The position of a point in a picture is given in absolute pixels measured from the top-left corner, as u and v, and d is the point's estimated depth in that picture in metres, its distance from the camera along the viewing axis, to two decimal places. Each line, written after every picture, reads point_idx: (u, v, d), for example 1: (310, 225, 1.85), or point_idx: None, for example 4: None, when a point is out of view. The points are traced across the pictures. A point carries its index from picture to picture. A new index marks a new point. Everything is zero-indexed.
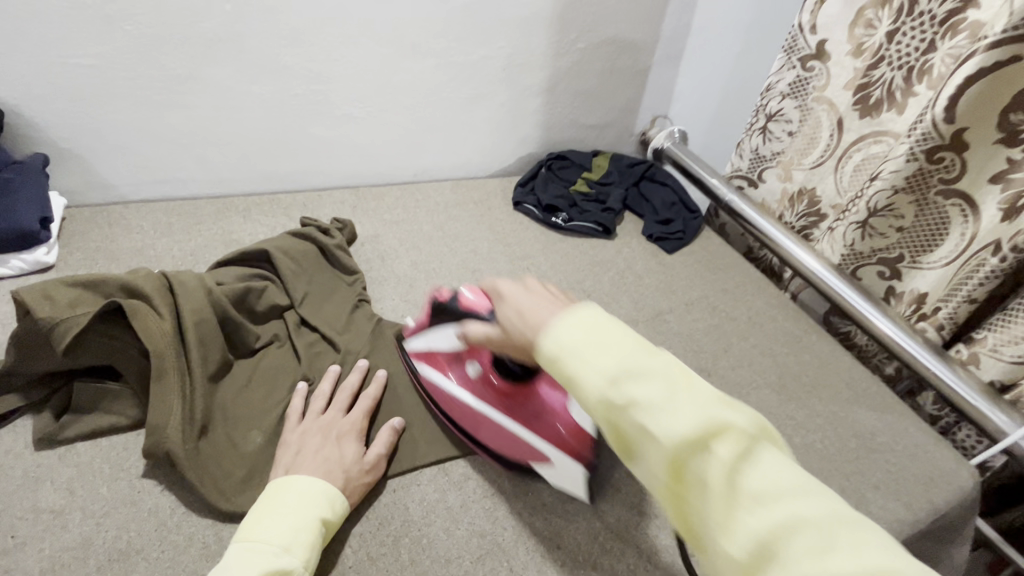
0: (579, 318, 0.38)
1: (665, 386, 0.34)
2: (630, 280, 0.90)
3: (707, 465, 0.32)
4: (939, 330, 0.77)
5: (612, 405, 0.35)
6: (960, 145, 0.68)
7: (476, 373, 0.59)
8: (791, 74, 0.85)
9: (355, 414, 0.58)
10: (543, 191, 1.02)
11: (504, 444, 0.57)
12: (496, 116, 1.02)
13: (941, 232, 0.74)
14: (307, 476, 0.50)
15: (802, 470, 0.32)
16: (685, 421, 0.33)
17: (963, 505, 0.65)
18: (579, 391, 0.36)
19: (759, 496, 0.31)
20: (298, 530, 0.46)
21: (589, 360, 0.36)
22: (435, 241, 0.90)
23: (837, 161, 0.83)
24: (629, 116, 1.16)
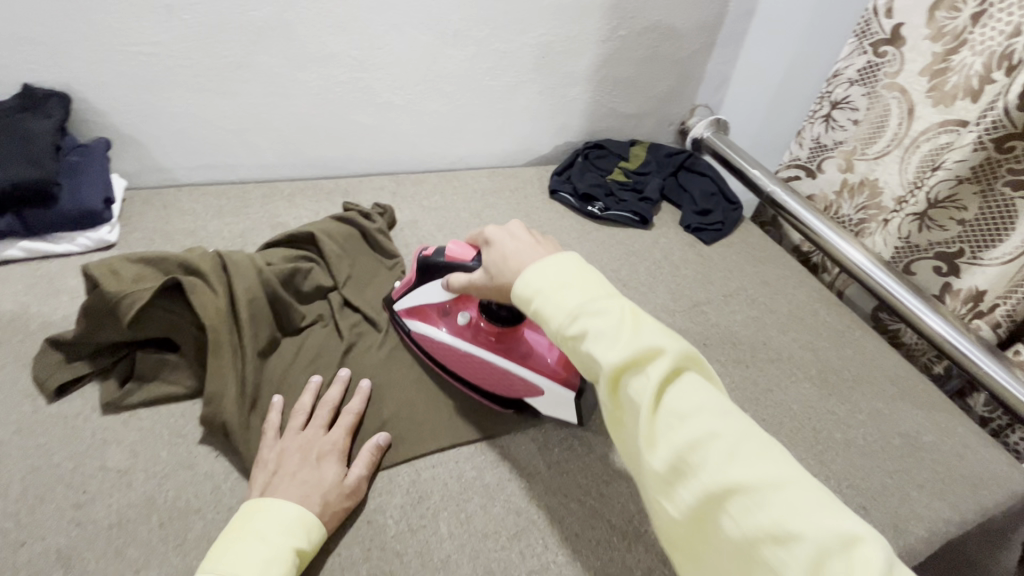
0: (549, 267, 0.46)
1: (613, 322, 0.41)
2: (666, 270, 0.89)
3: (641, 388, 0.38)
4: (995, 328, 0.75)
5: (569, 336, 0.42)
6: None
7: (465, 321, 0.62)
8: (862, 60, 0.83)
9: (337, 432, 0.56)
10: (580, 180, 1.01)
11: (497, 380, 0.61)
12: (534, 104, 1.02)
13: (1006, 225, 0.71)
14: (283, 498, 0.48)
15: (725, 401, 0.38)
16: (625, 349, 0.39)
17: (1014, 508, 0.63)
18: (547, 328, 0.44)
19: (680, 417, 0.37)
20: (269, 564, 0.43)
21: (555, 300, 0.44)
22: (471, 227, 0.91)
23: (903, 151, 0.80)
24: (668, 105, 1.14)
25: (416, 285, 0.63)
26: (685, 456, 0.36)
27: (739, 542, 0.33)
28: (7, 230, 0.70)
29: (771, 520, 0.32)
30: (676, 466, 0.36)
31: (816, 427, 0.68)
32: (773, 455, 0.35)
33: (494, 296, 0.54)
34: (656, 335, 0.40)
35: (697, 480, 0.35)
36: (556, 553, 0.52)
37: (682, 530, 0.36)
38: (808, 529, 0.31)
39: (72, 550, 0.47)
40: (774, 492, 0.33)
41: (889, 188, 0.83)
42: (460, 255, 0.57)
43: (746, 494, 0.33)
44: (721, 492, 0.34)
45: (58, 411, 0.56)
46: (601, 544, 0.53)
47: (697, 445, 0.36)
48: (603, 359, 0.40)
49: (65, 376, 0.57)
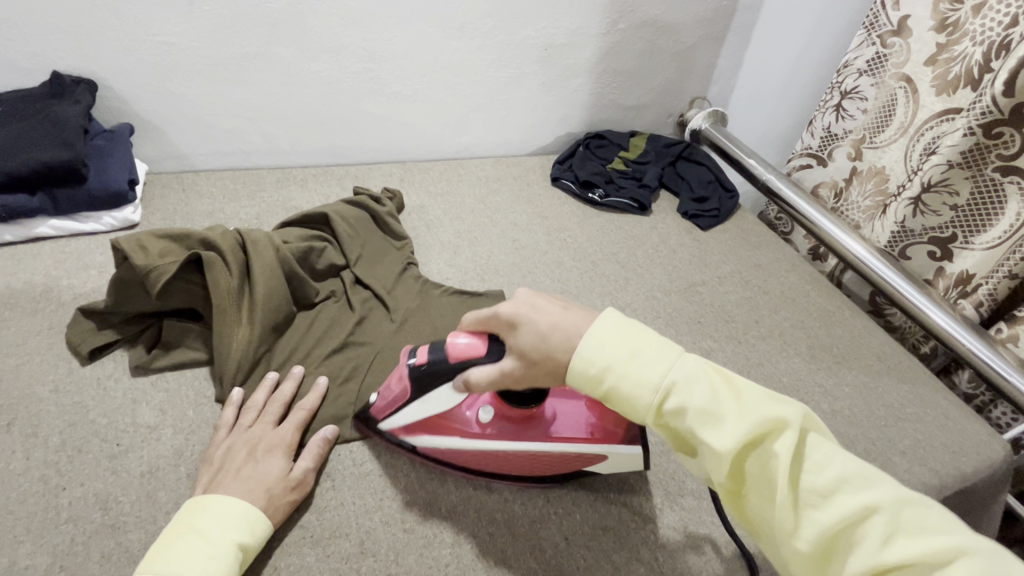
0: (619, 334, 0.43)
1: (714, 394, 0.41)
2: (663, 253, 0.92)
3: (769, 465, 0.39)
4: (978, 308, 0.78)
5: (670, 414, 0.41)
6: (1020, 120, 0.68)
7: (489, 417, 0.54)
8: (870, 51, 0.84)
9: (286, 427, 0.56)
10: (581, 168, 1.05)
11: (554, 464, 0.54)
12: (537, 96, 1.06)
13: (996, 210, 0.73)
14: (224, 495, 0.48)
15: (856, 463, 0.38)
16: (741, 427, 0.39)
17: (991, 474, 0.67)
18: (636, 406, 0.42)
19: (817, 492, 0.38)
20: (211, 559, 0.43)
21: (643, 376, 0.42)
22: (476, 212, 0.95)
23: (909, 139, 0.81)
24: (668, 98, 1.18)
25: (414, 400, 0.53)
26: (838, 536, 0.36)
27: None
28: (39, 208, 0.74)
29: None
30: (825, 544, 0.36)
31: (804, 398, 0.71)
32: (929, 519, 0.36)
33: (540, 380, 0.47)
34: (767, 404, 0.40)
35: (857, 560, 0.35)
36: (556, 506, 0.56)
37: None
38: None
39: (109, 494, 0.51)
40: (942, 563, 0.34)
41: (895, 174, 0.84)
42: (468, 351, 0.48)
43: (915, 567, 0.34)
44: (887, 569, 0.35)
45: (91, 373, 0.60)
46: (598, 499, 0.57)
47: (846, 521, 0.36)
48: (720, 439, 0.40)
49: (96, 341, 0.60)
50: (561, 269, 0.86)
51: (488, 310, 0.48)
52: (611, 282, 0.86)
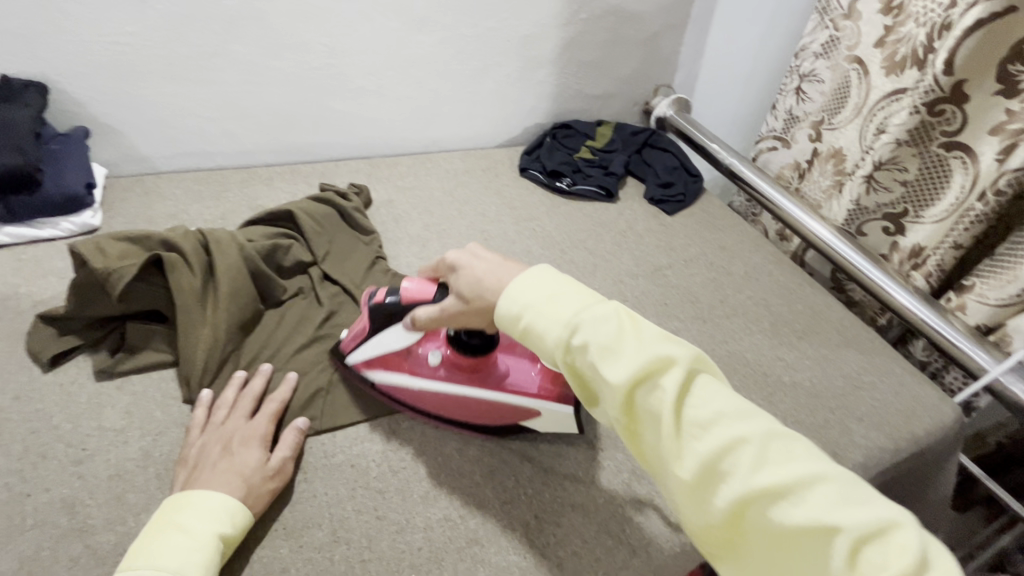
0: (538, 280, 0.48)
1: (617, 332, 0.44)
2: (630, 239, 0.94)
3: (659, 399, 0.42)
4: (927, 279, 0.81)
5: (571, 350, 0.45)
6: (960, 97, 0.71)
7: (438, 359, 0.60)
8: (825, 34, 0.86)
9: (259, 419, 0.56)
10: (548, 158, 1.06)
11: (490, 411, 0.59)
12: (503, 87, 1.06)
13: (943, 183, 0.76)
14: (202, 489, 0.49)
15: (740, 401, 0.42)
16: (636, 362, 0.43)
17: (942, 434, 0.70)
18: (543, 343, 0.46)
19: (701, 424, 0.41)
20: (190, 551, 0.44)
21: (550, 314, 0.46)
22: (445, 205, 0.95)
23: (862, 119, 0.82)
24: (633, 86, 1.19)
25: (373, 333, 0.59)
26: (714, 464, 0.40)
27: (781, 540, 0.38)
28: None
29: (810, 517, 0.37)
30: (704, 471, 0.40)
31: (766, 371, 0.74)
32: (796, 449, 0.40)
33: (473, 322, 0.53)
34: (659, 342, 0.44)
35: (731, 486, 0.39)
36: (526, 486, 0.57)
37: (720, 534, 0.40)
38: (845, 522, 0.36)
39: (76, 498, 0.50)
40: (805, 486, 0.37)
41: (851, 154, 0.85)
42: (421, 293, 0.56)
43: (780, 492, 0.38)
44: (756, 496, 0.38)
45: (53, 379, 0.59)
46: (567, 477, 0.58)
47: (724, 449, 0.40)
48: (614, 372, 0.43)
49: (57, 348, 0.60)
50: (530, 258, 0.88)
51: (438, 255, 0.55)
52: (579, 268, 0.87)
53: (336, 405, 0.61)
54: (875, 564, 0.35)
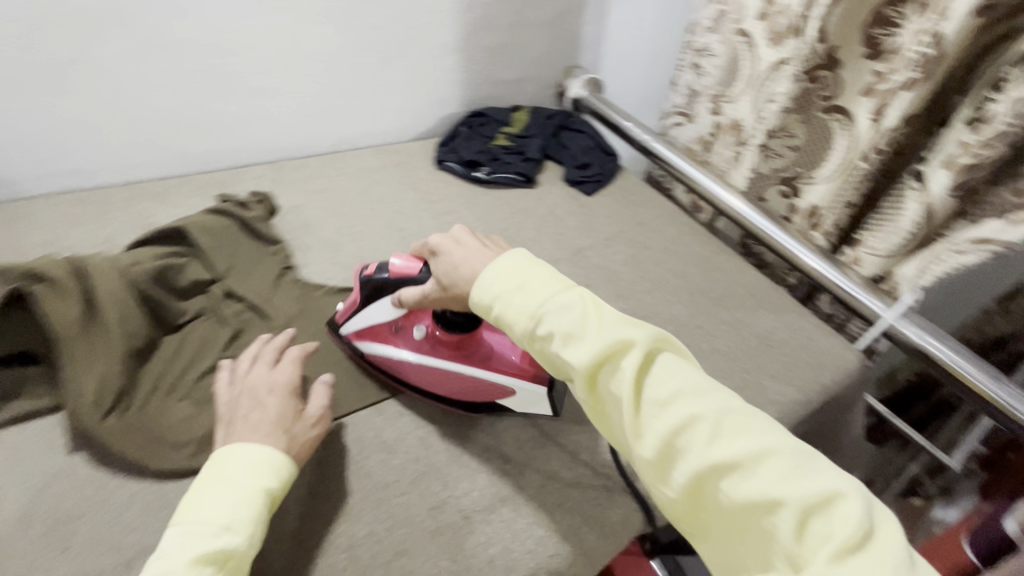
0: (508, 271, 0.52)
1: (580, 318, 0.48)
2: (551, 224, 0.94)
3: (618, 380, 0.45)
4: (827, 237, 0.86)
5: (539, 335, 0.49)
6: (834, 63, 0.75)
7: (422, 335, 0.62)
8: (713, 9, 0.88)
9: (289, 368, 0.59)
10: (464, 148, 1.04)
11: (469, 388, 0.61)
12: (409, 78, 1.02)
13: (828, 145, 0.81)
14: (246, 443, 0.51)
15: (698, 380, 0.45)
16: (597, 347, 0.46)
17: (847, 381, 0.75)
18: (514, 330, 0.51)
19: (659, 403, 0.44)
20: (240, 507, 0.46)
21: (520, 304, 0.50)
22: (358, 205, 0.91)
23: (755, 89, 0.85)
24: (544, 68, 1.18)
25: (362, 306, 0.63)
26: (671, 441, 0.43)
27: (735, 510, 0.40)
28: None
29: (758, 490, 0.39)
30: (662, 448, 0.43)
31: (686, 341, 0.76)
32: (751, 425, 0.42)
33: (452, 304, 0.57)
34: (620, 327, 0.47)
35: (686, 462, 0.42)
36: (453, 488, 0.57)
37: (683, 506, 0.44)
38: (789, 494, 0.38)
39: None
40: (755, 461, 0.40)
41: (746, 124, 0.90)
42: (405, 269, 0.59)
43: (731, 466, 0.40)
44: (710, 470, 0.41)
45: None
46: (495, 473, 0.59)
47: (681, 427, 0.43)
48: (577, 355, 0.47)
49: None
50: None
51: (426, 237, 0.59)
52: None
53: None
54: (819, 531, 0.37)
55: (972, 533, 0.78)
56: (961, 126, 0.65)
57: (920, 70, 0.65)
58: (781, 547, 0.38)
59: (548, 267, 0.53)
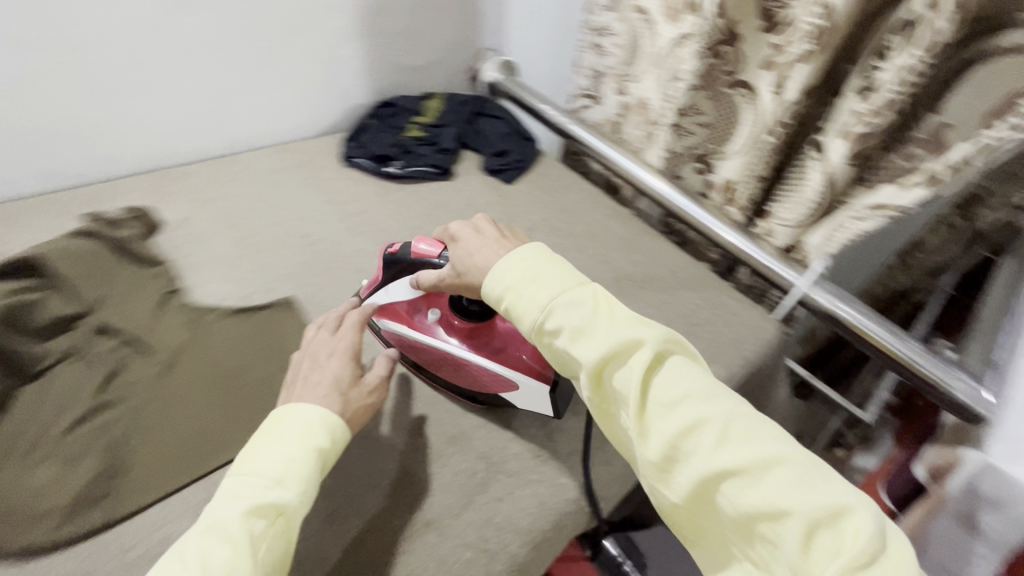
0: (523, 266, 0.56)
1: (591, 317, 0.51)
2: (470, 218, 0.90)
3: (625, 380, 0.49)
4: (742, 211, 0.87)
5: (548, 330, 0.53)
6: (734, 37, 0.76)
7: (438, 318, 0.69)
8: None
9: (349, 332, 0.63)
10: (373, 143, 0.97)
11: (477, 376, 0.68)
12: (304, 68, 0.95)
13: (732, 120, 0.84)
14: (305, 403, 0.54)
15: (706, 385, 0.48)
16: (604, 346, 0.50)
17: (768, 352, 0.77)
18: (523, 324, 0.55)
19: (665, 405, 0.47)
20: (292, 463, 0.49)
21: (531, 300, 0.54)
22: (257, 213, 0.83)
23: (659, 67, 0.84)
24: (455, 52, 1.13)
25: (382, 283, 0.69)
26: (676, 443, 0.46)
27: (740, 517, 0.43)
28: None
29: (764, 498, 0.42)
30: (668, 450, 0.46)
31: None
32: (758, 432, 0.45)
33: (463, 293, 0.63)
34: (631, 328, 0.50)
35: (691, 466, 0.45)
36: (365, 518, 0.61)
37: (687, 506, 0.47)
38: (795, 505, 0.40)
39: None
40: (760, 469, 0.43)
41: (652, 104, 0.89)
42: (423, 254, 0.64)
43: (737, 472, 0.43)
44: (715, 476, 0.43)
45: None
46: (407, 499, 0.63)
47: (686, 430, 0.45)
48: (586, 351, 0.50)
49: None
50: (363, 256, 0.79)
51: (446, 223, 0.65)
52: None
53: (138, 479, 0.54)
54: (825, 541, 0.39)
55: (889, 481, 0.85)
56: (852, 95, 0.66)
57: (814, 42, 0.65)
58: (785, 555, 0.41)
59: (565, 264, 0.57)
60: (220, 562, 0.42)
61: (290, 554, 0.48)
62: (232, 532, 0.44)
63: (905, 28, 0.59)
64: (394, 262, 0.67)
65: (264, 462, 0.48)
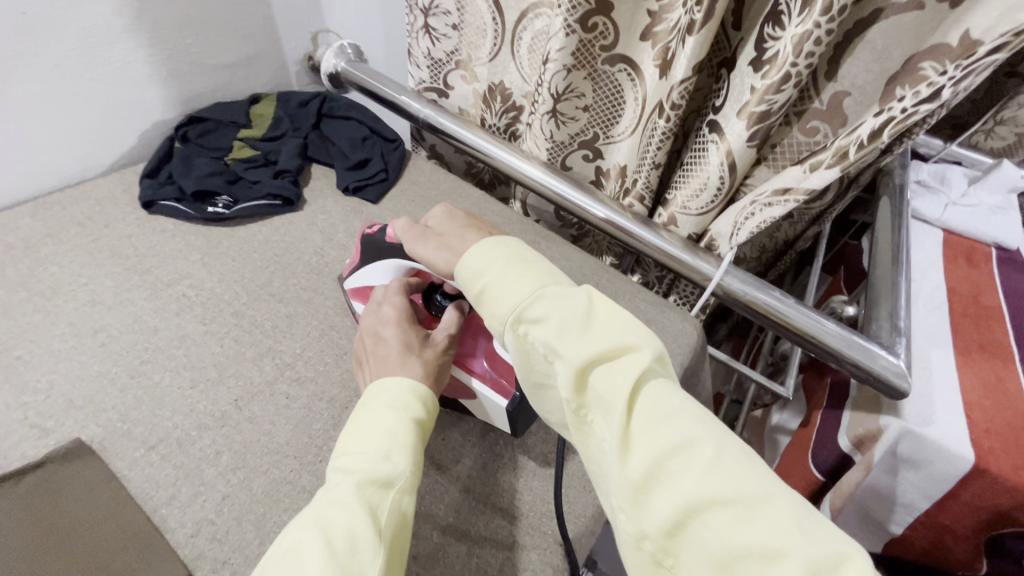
0: (510, 251, 0.48)
1: (580, 311, 0.43)
2: (333, 257, 0.72)
3: (612, 380, 0.40)
4: (642, 202, 0.78)
5: (523, 321, 0.44)
6: (606, 7, 0.64)
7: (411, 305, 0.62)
8: None
9: (398, 300, 0.58)
10: (187, 175, 0.74)
11: None
12: (52, 87, 0.69)
13: (619, 100, 0.73)
14: (384, 376, 0.49)
15: (700, 406, 0.40)
16: (594, 343, 0.41)
17: (692, 358, 0.71)
18: (495, 311, 0.46)
19: (653, 416, 0.39)
20: (395, 437, 0.44)
21: (511, 284, 0.46)
22: (15, 313, 0.61)
23: (510, 46, 0.76)
24: (276, 42, 0.90)
25: (362, 265, 0.64)
26: (662, 460, 0.37)
27: (725, 562, 0.34)
28: None
29: (759, 538, 0.33)
30: (652, 467, 0.37)
31: None
32: (753, 465, 0.37)
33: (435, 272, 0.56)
34: (628, 333, 0.43)
35: (676, 491, 0.36)
36: None
37: (655, 545, 0.37)
38: (797, 548, 0.32)
39: None
40: (755, 503, 0.35)
41: (516, 87, 0.81)
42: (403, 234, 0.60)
43: (731, 503, 0.35)
44: (706, 503, 0.35)
45: None
46: None
47: (675, 447, 0.37)
48: (568, 344, 0.42)
49: None
50: (185, 349, 0.60)
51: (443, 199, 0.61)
52: (269, 333, 0.62)
53: None
54: None
55: (814, 450, 0.86)
56: (748, 70, 0.58)
57: (699, 9, 0.55)
58: None
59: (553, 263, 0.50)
60: (343, 530, 0.37)
61: (407, 534, 0.42)
62: (350, 502, 0.39)
63: None
64: (376, 243, 0.63)
65: (369, 434, 0.43)
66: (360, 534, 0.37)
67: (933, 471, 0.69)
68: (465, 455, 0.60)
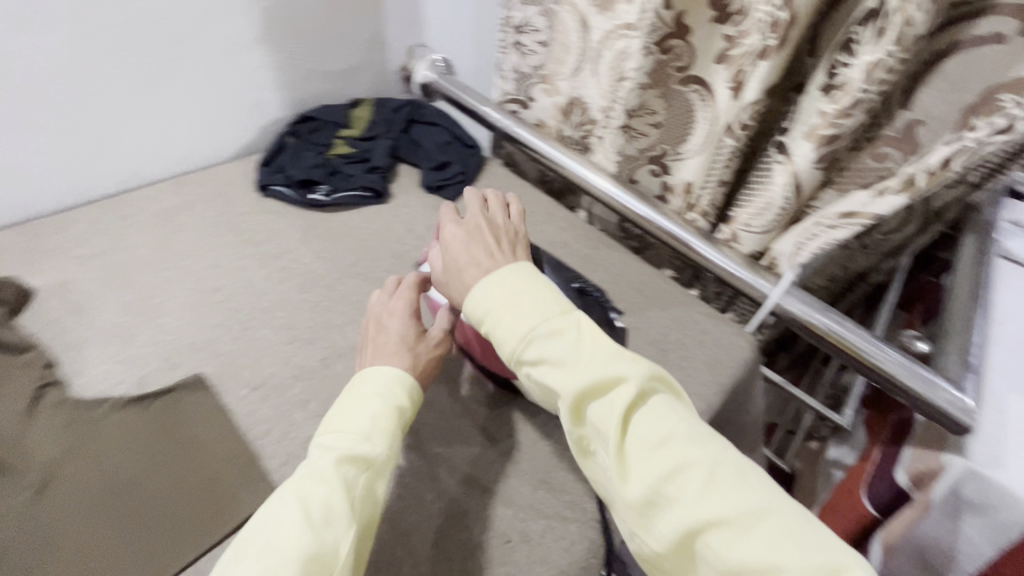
0: (505, 283, 0.50)
1: (569, 345, 0.46)
2: (412, 246, 0.80)
3: (606, 416, 0.43)
4: (705, 218, 0.80)
5: (524, 359, 0.47)
6: (683, 30, 0.69)
7: None
8: None
9: (407, 293, 0.62)
10: (295, 165, 0.85)
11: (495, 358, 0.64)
12: (196, 84, 0.82)
13: (690, 119, 0.76)
14: (373, 367, 0.55)
15: (693, 424, 0.43)
16: (584, 380, 0.44)
17: (744, 373, 0.73)
18: (500, 348, 0.49)
19: (647, 444, 0.41)
20: (377, 422, 0.50)
21: (508, 323, 0.48)
22: (154, 267, 0.73)
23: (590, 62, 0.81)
24: (379, 54, 1.01)
25: None
26: (659, 487, 0.40)
27: None
28: None
29: (755, 556, 0.36)
30: (651, 495, 0.40)
31: None
32: (748, 479, 0.39)
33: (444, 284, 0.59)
34: (616, 363, 0.45)
35: (676, 515, 0.39)
36: None
37: (668, 561, 0.40)
38: (791, 564, 0.35)
39: None
40: (749, 520, 0.37)
41: (591, 101, 0.85)
42: None
43: (726, 525, 0.37)
44: (703, 527, 0.38)
45: None
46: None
47: (670, 474, 0.40)
48: (563, 382, 0.45)
49: None
50: (285, 311, 0.69)
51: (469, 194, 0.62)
52: (354, 306, 0.70)
53: None
54: None
55: (869, 487, 0.83)
56: (818, 93, 0.60)
57: (773, 35, 0.58)
58: None
59: (551, 284, 0.51)
60: (319, 499, 0.44)
61: (377, 505, 0.48)
62: (329, 476, 0.45)
63: (872, 16, 0.53)
64: None
65: (352, 418, 0.49)
66: (334, 505, 0.43)
67: (997, 520, 0.65)
68: (516, 434, 0.64)
